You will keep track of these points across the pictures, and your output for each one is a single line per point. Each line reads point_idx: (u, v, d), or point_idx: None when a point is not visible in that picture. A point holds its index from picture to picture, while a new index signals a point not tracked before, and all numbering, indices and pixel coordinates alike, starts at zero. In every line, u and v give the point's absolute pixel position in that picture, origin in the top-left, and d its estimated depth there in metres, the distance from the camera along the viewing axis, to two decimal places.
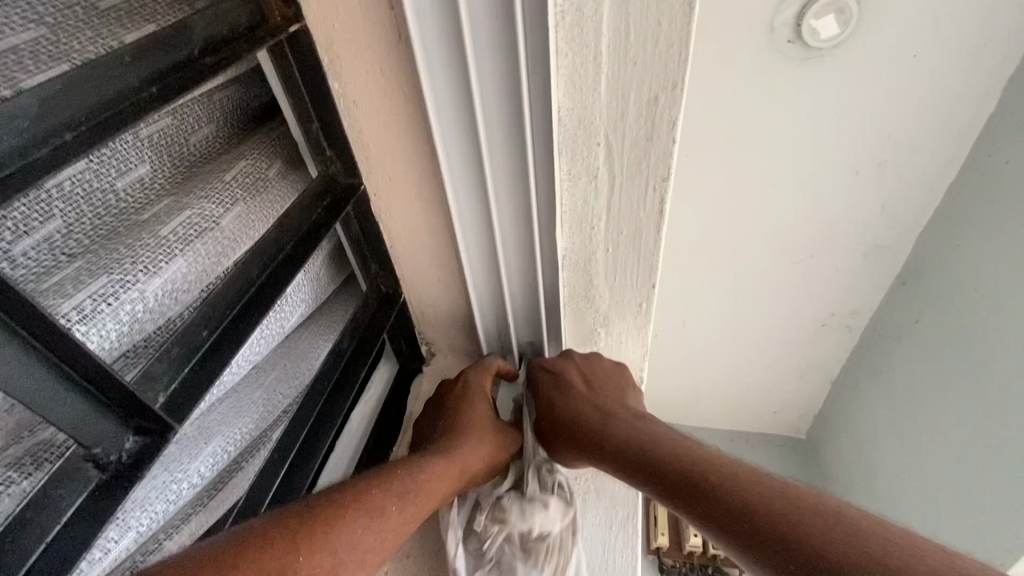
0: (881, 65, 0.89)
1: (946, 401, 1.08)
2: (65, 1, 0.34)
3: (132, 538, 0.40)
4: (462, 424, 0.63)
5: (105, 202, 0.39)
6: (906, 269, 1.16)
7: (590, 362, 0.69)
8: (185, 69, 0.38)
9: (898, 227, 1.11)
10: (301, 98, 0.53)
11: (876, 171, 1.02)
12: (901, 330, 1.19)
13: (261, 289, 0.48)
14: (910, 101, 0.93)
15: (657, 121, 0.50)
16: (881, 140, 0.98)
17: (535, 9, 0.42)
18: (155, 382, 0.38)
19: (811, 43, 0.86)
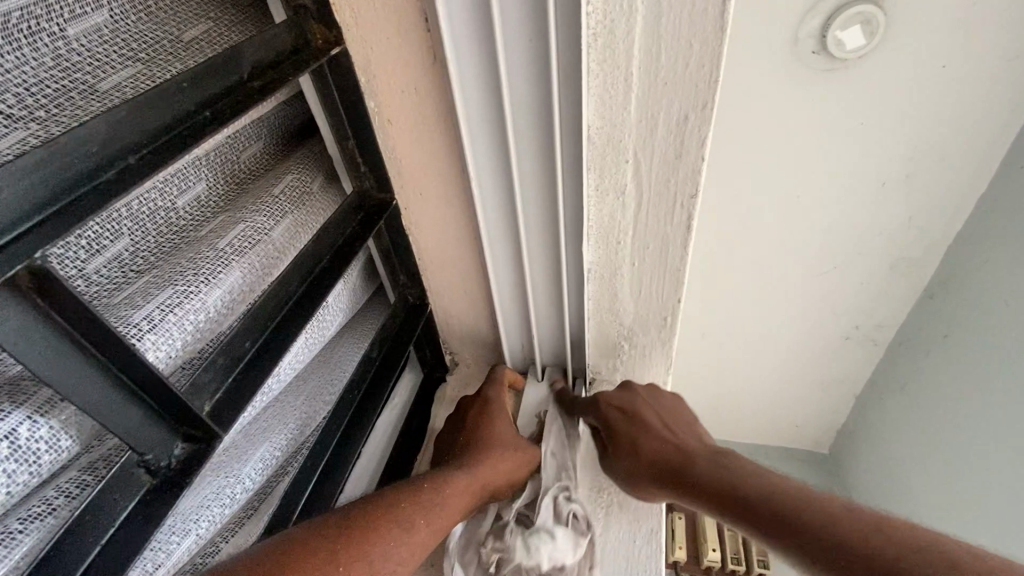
0: (907, 77, 0.88)
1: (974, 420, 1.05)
2: (155, 39, 0.40)
3: (193, 541, 0.42)
4: (484, 436, 0.64)
5: (167, 221, 0.43)
6: (933, 282, 1.14)
7: (657, 397, 0.68)
8: (235, 92, 0.39)
9: (925, 239, 1.09)
10: (339, 116, 0.55)
11: (903, 184, 1.01)
12: (928, 344, 1.17)
13: (299, 303, 0.49)
14: (935, 120, 0.93)
15: (686, 139, 0.50)
16: (908, 152, 0.97)
17: (568, 33, 0.43)
18: (202, 391, 0.40)
19: (835, 54, 0.85)
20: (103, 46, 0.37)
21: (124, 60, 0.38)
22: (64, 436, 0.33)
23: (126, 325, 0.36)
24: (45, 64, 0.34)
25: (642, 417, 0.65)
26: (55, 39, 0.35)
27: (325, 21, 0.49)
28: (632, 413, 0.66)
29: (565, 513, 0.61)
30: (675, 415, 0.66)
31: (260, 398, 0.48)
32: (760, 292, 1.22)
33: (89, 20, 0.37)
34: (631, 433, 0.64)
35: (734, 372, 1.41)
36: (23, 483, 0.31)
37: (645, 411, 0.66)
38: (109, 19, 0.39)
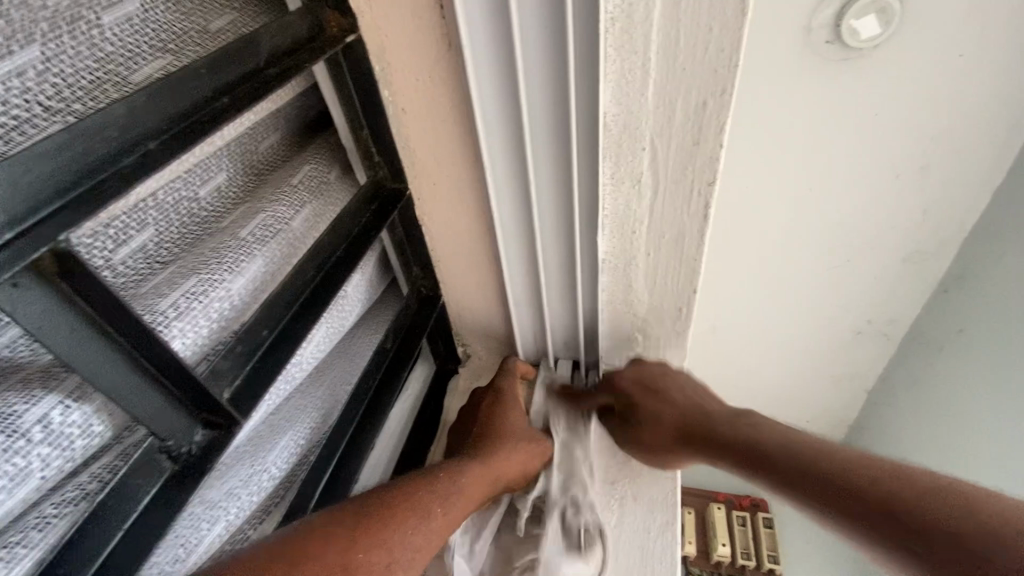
0: (926, 65, 0.87)
1: None
2: (183, 29, 0.40)
3: (223, 527, 0.44)
4: (497, 427, 0.64)
5: (190, 211, 0.43)
6: (949, 275, 1.13)
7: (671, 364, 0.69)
8: (253, 79, 0.39)
9: (942, 232, 1.07)
10: (353, 105, 0.55)
11: (920, 175, 0.99)
12: (945, 340, 1.16)
13: (315, 291, 0.48)
14: (953, 110, 0.91)
15: (705, 126, 0.49)
16: (926, 142, 0.95)
17: (585, 17, 0.43)
18: (222, 378, 0.40)
19: (850, 44, 0.84)
20: (134, 36, 0.37)
21: (154, 52, 0.38)
22: (96, 421, 0.34)
23: (152, 312, 0.37)
24: (80, 53, 0.34)
25: (661, 391, 0.66)
26: (88, 26, 0.34)
27: (340, 9, 0.48)
28: (652, 387, 0.67)
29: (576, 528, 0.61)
30: (692, 384, 0.67)
31: (280, 386, 0.48)
32: (772, 284, 1.21)
33: (121, 8, 0.37)
34: (653, 405, 0.66)
35: (745, 366, 1.41)
36: (58, 467, 0.32)
37: (664, 383, 0.67)
38: (139, 6, 0.38)
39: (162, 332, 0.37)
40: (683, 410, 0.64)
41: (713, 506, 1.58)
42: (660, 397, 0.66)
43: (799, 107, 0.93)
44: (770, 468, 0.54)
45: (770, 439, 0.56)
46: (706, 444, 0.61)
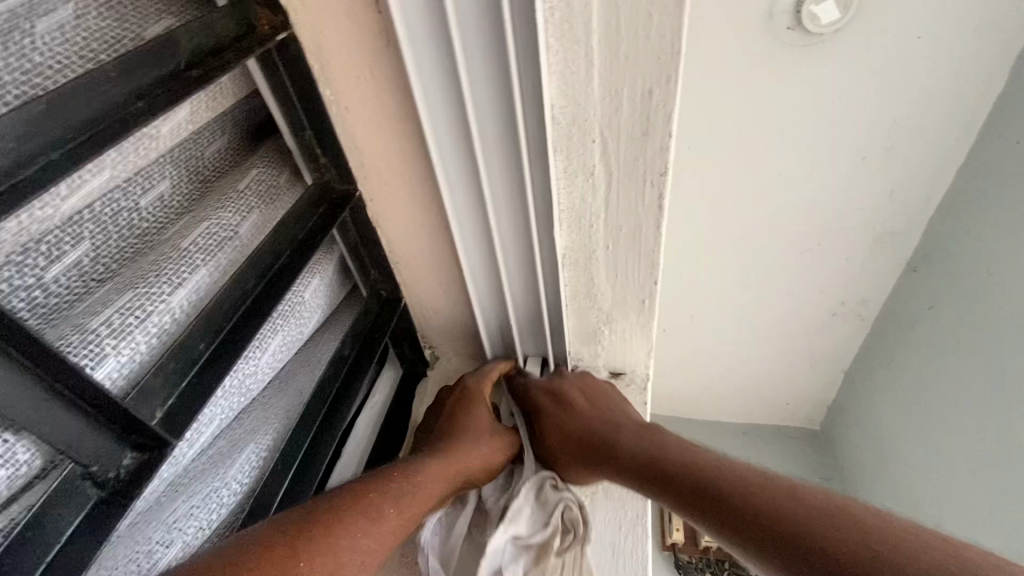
0: (884, 49, 0.89)
1: (970, 390, 1.05)
2: (117, 37, 0.38)
3: (180, 547, 0.41)
4: (460, 423, 0.63)
5: (130, 222, 0.41)
6: (916, 254, 1.16)
7: (588, 384, 0.70)
8: (173, 82, 0.37)
9: (907, 213, 1.10)
10: (293, 108, 0.52)
11: (885, 159, 1.01)
12: (913, 318, 1.18)
13: (259, 299, 0.46)
14: (911, 93, 0.93)
15: (652, 116, 0.48)
16: (886, 125, 0.97)
17: (521, 8, 0.42)
18: (151, 398, 0.37)
19: (810, 29, 0.85)
20: (64, 45, 0.35)
21: (85, 62, 0.36)
22: (22, 449, 0.30)
23: (82, 333, 0.34)
24: (8, 63, 0.32)
25: (564, 397, 0.67)
26: (20, 35, 0.33)
27: (270, 6, 0.46)
28: (559, 395, 0.68)
29: (551, 500, 0.60)
30: (597, 394, 0.69)
31: (235, 398, 0.46)
32: (748, 267, 1.20)
33: (53, 14, 0.35)
34: (564, 419, 0.65)
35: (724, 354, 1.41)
36: None
37: (570, 391, 0.68)
38: (71, 12, 0.36)
39: (92, 352, 0.34)
40: (582, 417, 0.65)
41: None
42: (565, 402, 0.67)
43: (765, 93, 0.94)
44: (675, 484, 0.53)
45: (659, 445, 0.58)
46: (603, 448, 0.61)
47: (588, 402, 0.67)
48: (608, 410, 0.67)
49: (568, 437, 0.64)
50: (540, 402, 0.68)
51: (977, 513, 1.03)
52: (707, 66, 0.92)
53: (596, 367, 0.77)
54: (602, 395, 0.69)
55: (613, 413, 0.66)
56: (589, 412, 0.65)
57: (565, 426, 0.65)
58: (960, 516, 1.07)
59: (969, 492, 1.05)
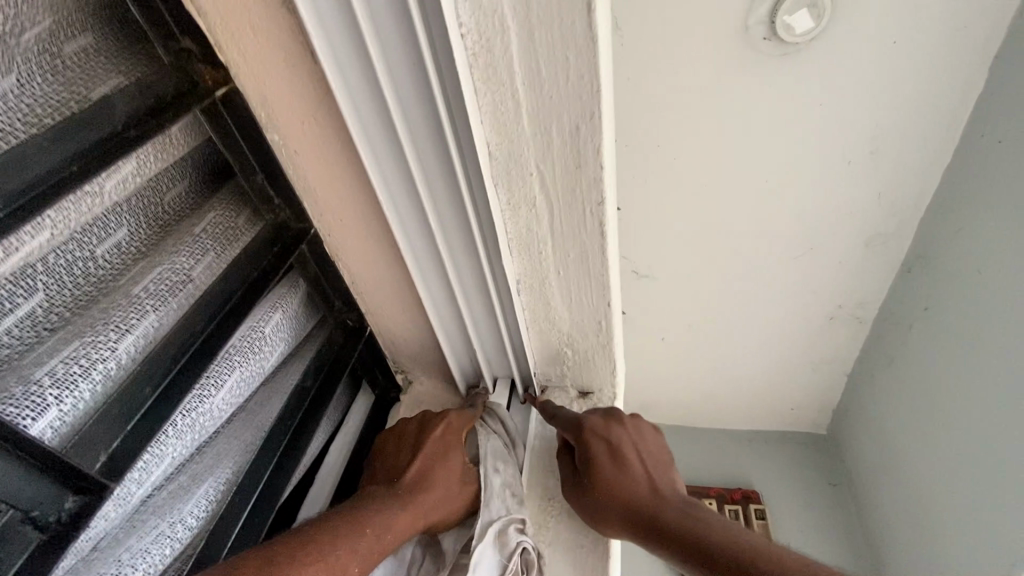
0: (862, 54, 0.91)
1: (971, 390, 1.04)
2: (62, 98, 0.40)
3: None
4: (435, 467, 0.62)
5: (86, 270, 0.44)
6: (911, 256, 1.16)
7: (637, 430, 0.65)
8: (111, 144, 0.41)
9: (898, 213, 1.11)
10: (243, 154, 0.55)
11: (869, 161, 1.03)
12: (911, 319, 1.18)
13: (207, 340, 0.50)
14: (887, 94, 0.95)
15: (582, 149, 0.50)
16: (870, 128, 0.98)
17: (443, 56, 0.44)
18: (94, 444, 0.39)
19: (786, 38, 0.87)
20: (5, 112, 0.36)
21: (29, 127, 0.37)
22: None
23: (26, 383, 0.37)
24: None
25: (624, 453, 0.62)
26: None
27: (212, 63, 0.49)
28: (617, 452, 0.62)
29: (512, 546, 0.59)
30: (655, 456, 0.63)
31: (189, 437, 0.48)
32: (737, 274, 1.20)
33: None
34: (611, 472, 0.61)
35: (720, 363, 1.39)
36: None
37: (628, 451, 0.62)
38: (14, 81, 0.37)
39: (35, 402, 0.37)
40: (640, 481, 0.60)
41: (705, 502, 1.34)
42: (625, 460, 0.61)
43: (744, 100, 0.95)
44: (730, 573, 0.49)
45: (709, 525, 0.54)
46: (660, 523, 0.56)
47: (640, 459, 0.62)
48: (656, 467, 0.62)
49: (619, 497, 0.59)
50: (595, 450, 0.62)
51: (979, 516, 1.01)
52: (687, 77, 0.94)
53: (565, 388, 0.77)
54: (655, 450, 0.64)
55: (664, 475, 0.61)
56: (639, 472, 0.60)
57: (612, 481, 0.60)
58: (964, 521, 1.05)
59: (974, 494, 1.03)
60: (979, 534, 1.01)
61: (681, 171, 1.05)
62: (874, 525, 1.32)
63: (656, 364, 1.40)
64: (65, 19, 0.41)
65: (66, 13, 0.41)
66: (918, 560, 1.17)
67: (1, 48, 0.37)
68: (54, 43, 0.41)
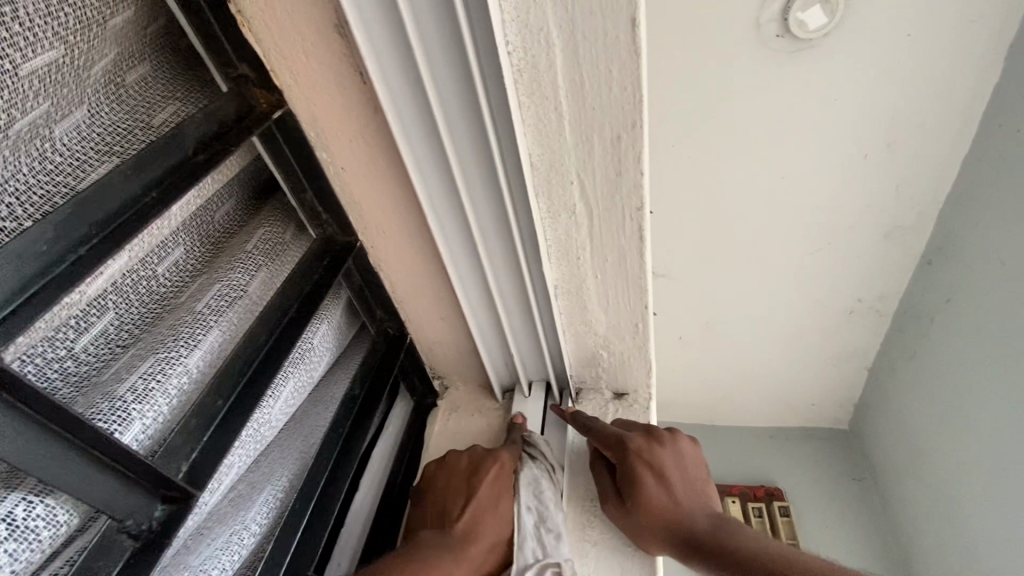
0: (877, 50, 0.92)
1: (995, 381, 1.03)
2: (128, 127, 0.42)
3: None
4: (484, 510, 0.62)
5: (149, 289, 0.45)
6: (931, 248, 1.16)
7: (677, 445, 0.65)
8: (183, 167, 0.42)
9: (916, 206, 1.11)
10: (294, 171, 0.57)
11: (886, 155, 1.03)
12: (933, 313, 1.18)
13: (270, 353, 0.51)
14: (903, 88, 0.96)
15: (623, 157, 0.51)
16: (887, 122, 0.99)
17: (491, 74, 0.46)
18: (176, 453, 0.41)
19: (800, 35, 0.89)
20: (81, 143, 0.39)
21: (101, 156, 0.39)
22: (61, 510, 0.35)
23: (111, 400, 0.38)
24: (34, 168, 0.36)
25: (668, 475, 0.62)
26: (41, 141, 0.37)
27: (266, 86, 0.51)
28: (659, 466, 0.63)
29: None
30: (694, 473, 0.64)
31: (252, 446, 0.50)
32: (756, 270, 1.20)
33: (69, 118, 0.39)
34: (651, 485, 0.62)
35: (739, 361, 1.39)
36: (26, 560, 0.33)
37: (669, 466, 0.63)
38: (85, 111, 0.40)
39: (120, 418, 0.38)
40: (681, 501, 0.60)
41: (728, 499, 1.34)
42: (669, 482, 0.62)
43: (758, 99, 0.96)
44: None
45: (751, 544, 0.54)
46: (705, 549, 0.56)
47: (680, 476, 0.62)
48: (694, 484, 0.62)
49: (664, 521, 0.60)
50: (637, 468, 0.63)
51: (1006, 509, 1.01)
52: (700, 78, 0.95)
53: (600, 390, 0.79)
54: (694, 467, 0.65)
55: (701, 492, 0.62)
56: (679, 487, 0.61)
57: (651, 494, 0.61)
58: (990, 514, 1.05)
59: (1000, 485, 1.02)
60: (1005, 526, 1.01)
61: (697, 171, 1.06)
62: (899, 520, 1.31)
63: (676, 363, 1.41)
64: (129, 51, 0.43)
65: (129, 45, 0.43)
66: (945, 555, 1.16)
67: (75, 82, 0.39)
68: (118, 73, 0.43)
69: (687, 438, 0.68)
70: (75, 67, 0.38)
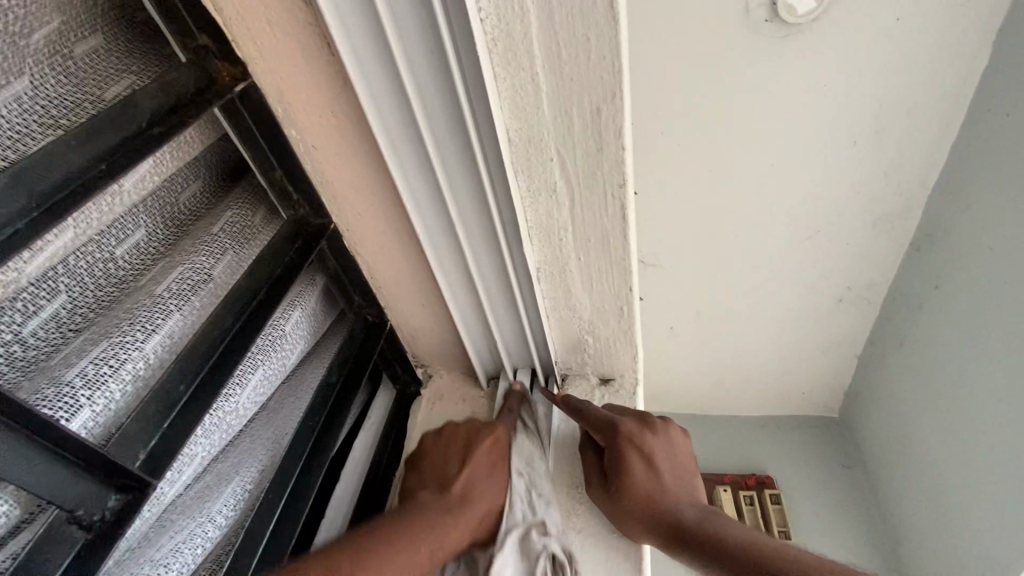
0: (865, 34, 0.90)
1: (983, 365, 1.03)
2: (75, 99, 0.39)
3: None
4: (484, 461, 0.63)
5: (106, 272, 0.43)
6: (920, 234, 1.15)
7: (667, 433, 0.65)
8: (136, 140, 0.40)
9: (906, 192, 1.10)
10: (261, 148, 0.54)
11: (875, 140, 1.02)
12: (922, 299, 1.17)
13: (236, 337, 0.49)
14: (892, 72, 0.94)
15: (603, 131, 0.50)
16: (876, 107, 0.98)
17: (463, 43, 0.44)
18: (134, 440, 0.39)
19: (789, 19, 0.87)
20: (22, 114, 0.36)
21: (45, 129, 0.37)
22: None
23: (57, 385, 0.37)
24: None
25: (657, 461, 0.61)
26: None
27: (229, 58, 0.49)
28: (648, 452, 0.62)
29: (538, 549, 0.57)
30: (683, 463, 0.63)
31: (218, 437, 0.48)
32: (745, 258, 1.19)
33: (8, 88, 0.36)
34: (640, 470, 0.60)
35: (729, 351, 1.38)
36: None
37: (659, 453, 0.62)
38: (28, 83, 0.37)
39: (68, 405, 0.36)
40: (668, 489, 0.59)
41: (719, 488, 1.33)
42: (658, 469, 0.60)
43: (746, 84, 0.95)
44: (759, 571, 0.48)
45: (737, 531, 0.53)
46: (688, 534, 0.55)
47: (670, 464, 0.61)
48: (681, 473, 0.61)
49: (651, 506, 0.58)
50: (626, 453, 0.62)
51: (995, 495, 1.01)
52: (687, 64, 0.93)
53: (586, 376, 0.77)
54: (683, 457, 0.64)
55: (688, 482, 0.61)
56: (667, 473, 0.60)
57: (639, 479, 0.60)
58: (979, 500, 1.04)
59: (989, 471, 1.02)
60: (996, 512, 1.01)
61: (684, 159, 1.04)
62: (891, 507, 1.31)
63: (665, 353, 1.40)
64: (75, 20, 0.41)
65: (74, 13, 0.41)
66: (936, 540, 1.16)
67: (13, 50, 0.37)
68: (64, 44, 0.40)
69: (677, 429, 0.67)
70: (10, 33, 0.36)
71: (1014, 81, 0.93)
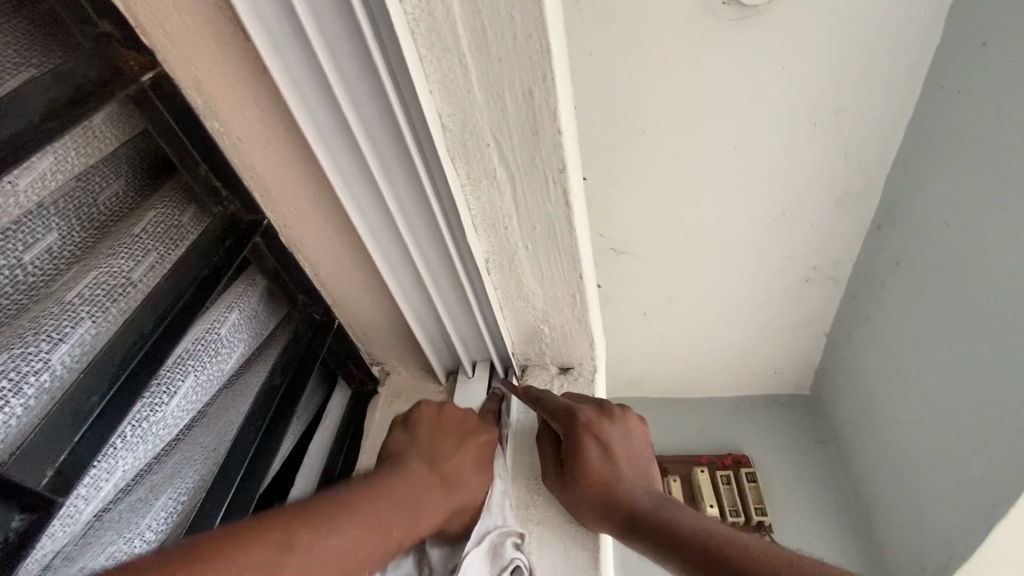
0: (820, 14, 0.90)
1: (941, 337, 1.06)
2: None
3: None
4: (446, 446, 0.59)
5: (12, 278, 0.40)
6: (882, 212, 1.17)
7: (625, 422, 0.64)
8: (23, 139, 0.38)
9: (866, 171, 1.12)
10: (182, 142, 0.51)
11: (834, 120, 1.02)
12: (884, 275, 1.19)
13: (157, 344, 0.46)
14: (847, 52, 0.95)
15: (538, 114, 0.48)
16: (834, 87, 0.98)
17: (383, 24, 0.42)
18: (39, 461, 0.37)
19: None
20: None
21: None
22: None
23: None
24: None
25: (614, 451, 0.60)
26: None
27: (135, 46, 0.46)
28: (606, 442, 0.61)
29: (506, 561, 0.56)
30: (641, 452, 0.62)
31: (141, 450, 0.46)
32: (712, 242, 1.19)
33: None
34: (596, 461, 0.60)
35: (701, 334, 1.39)
36: None
37: (616, 442, 0.61)
38: None
39: None
40: (624, 479, 0.59)
41: (697, 469, 1.35)
42: (615, 459, 0.60)
43: (706, 67, 0.95)
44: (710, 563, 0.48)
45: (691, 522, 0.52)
46: (643, 525, 0.54)
47: (627, 453, 0.61)
48: (638, 463, 0.61)
49: (608, 498, 0.58)
50: (583, 443, 0.60)
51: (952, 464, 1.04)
52: (647, 48, 0.93)
53: (545, 365, 0.76)
54: (642, 445, 0.63)
55: (644, 471, 0.60)
56: (624, 463, 0.60)
57: (595, 470, 0.59)
58: (938, 470, 1.08)
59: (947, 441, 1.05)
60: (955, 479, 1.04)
61: (649, 145, 1.04)
62: (861, 479, 1.34)
63: (639, 339, 1.41)
64: None
65: None
66: (903, 510, 1.19)
67: None
68: None
69: (637, 417, 0.66)
70: None
71: (965, 57, 0.95)
